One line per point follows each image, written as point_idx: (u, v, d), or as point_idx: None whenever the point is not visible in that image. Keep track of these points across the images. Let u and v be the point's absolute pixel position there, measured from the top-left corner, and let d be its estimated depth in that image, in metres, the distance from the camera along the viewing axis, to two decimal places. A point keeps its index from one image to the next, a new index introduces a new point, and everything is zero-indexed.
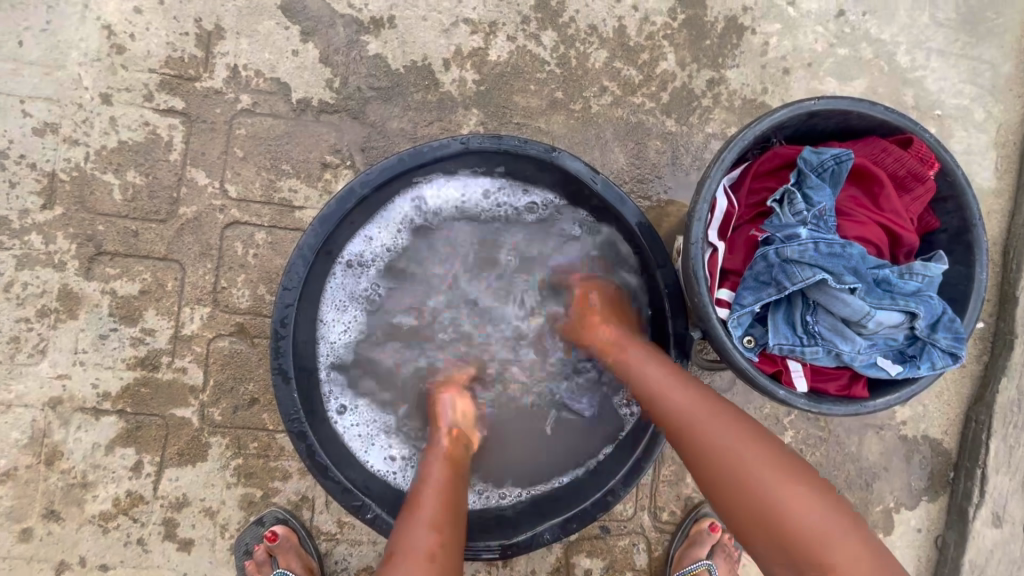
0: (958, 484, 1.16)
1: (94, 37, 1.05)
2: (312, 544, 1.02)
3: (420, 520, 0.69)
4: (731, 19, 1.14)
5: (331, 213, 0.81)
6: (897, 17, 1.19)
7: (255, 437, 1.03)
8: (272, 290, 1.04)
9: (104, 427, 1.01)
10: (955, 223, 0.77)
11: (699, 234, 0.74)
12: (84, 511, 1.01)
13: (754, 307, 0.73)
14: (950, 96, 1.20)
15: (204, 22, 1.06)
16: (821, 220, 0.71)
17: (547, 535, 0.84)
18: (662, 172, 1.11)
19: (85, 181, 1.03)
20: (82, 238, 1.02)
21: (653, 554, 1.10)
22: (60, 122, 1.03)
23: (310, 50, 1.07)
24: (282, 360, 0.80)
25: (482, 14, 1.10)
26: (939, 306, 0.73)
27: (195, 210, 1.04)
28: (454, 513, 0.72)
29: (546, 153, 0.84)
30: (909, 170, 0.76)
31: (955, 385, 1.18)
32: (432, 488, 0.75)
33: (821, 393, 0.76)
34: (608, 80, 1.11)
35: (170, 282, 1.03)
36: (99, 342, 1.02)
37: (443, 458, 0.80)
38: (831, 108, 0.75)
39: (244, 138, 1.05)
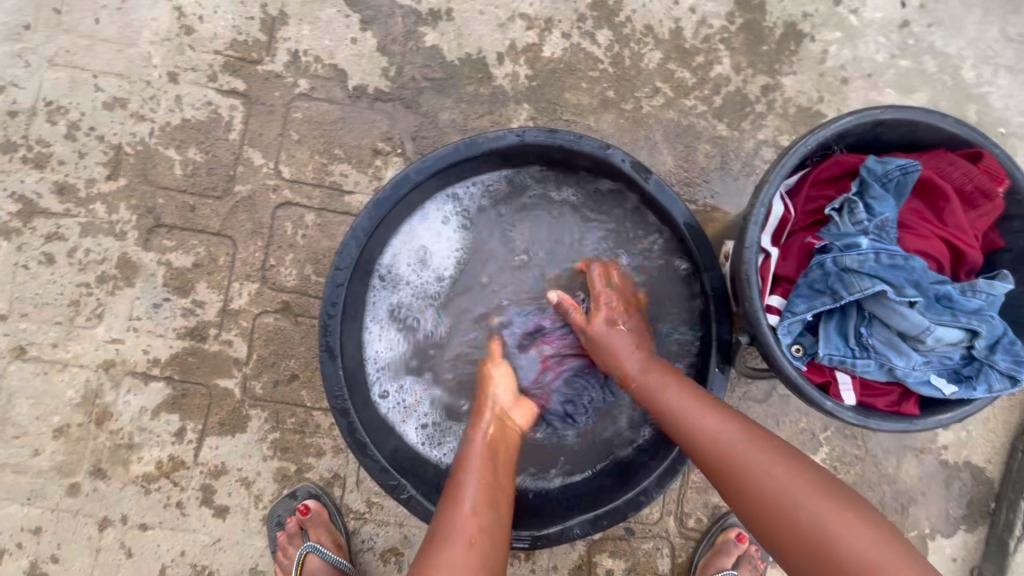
0: (999, 515, 1.12)
1: (165, 17, 1.09)
2: (341, 521, 1.04)
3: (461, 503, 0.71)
4: (791, 25, 1.13)
5: (385, 198, 0.83)
6: (963, 30, 1.16)
7: (293, 412, 1.06)
8: (318, 271, 1.07)
9: (152, 392, 1.05)
10: (1022, 242, 0.75)
11: (754, 238, 0.73)
12: (128, 472, 1.05)
13: (807, 315, 0.72)
14: (1016, 114, 1.16)
15: (270, 7, 1.09)
16: (884, 230, 0.70)
17: (577, 530, 0.84)
18: (710, 177, 1.10)
19: (148, 155, 1.07)
20: (143, 210, 1.06)
21: (676, 561, 1.10)
22: (129, 97, 1.08)
23: (369, 38, 1.09)
24: (330, 339, 0.82)
25: (539, 11, 1.11)
26: (1000, 327, 0.71)
27: (250, 189, 1.07)
28: (493, 495, 0.73)
29: (600, 150, 0.84)
30: (976, 185, 0.74)
31: (1002, 414, 1.14)
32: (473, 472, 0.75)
33: (869, 407, 0.74)
34: (660, 82, 1.11)
35: (222, 257, 1.07)
36: (152, 310, 1.06)
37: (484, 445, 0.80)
38: (899, 118, 0.74)
39: (301, 122, 1.08)
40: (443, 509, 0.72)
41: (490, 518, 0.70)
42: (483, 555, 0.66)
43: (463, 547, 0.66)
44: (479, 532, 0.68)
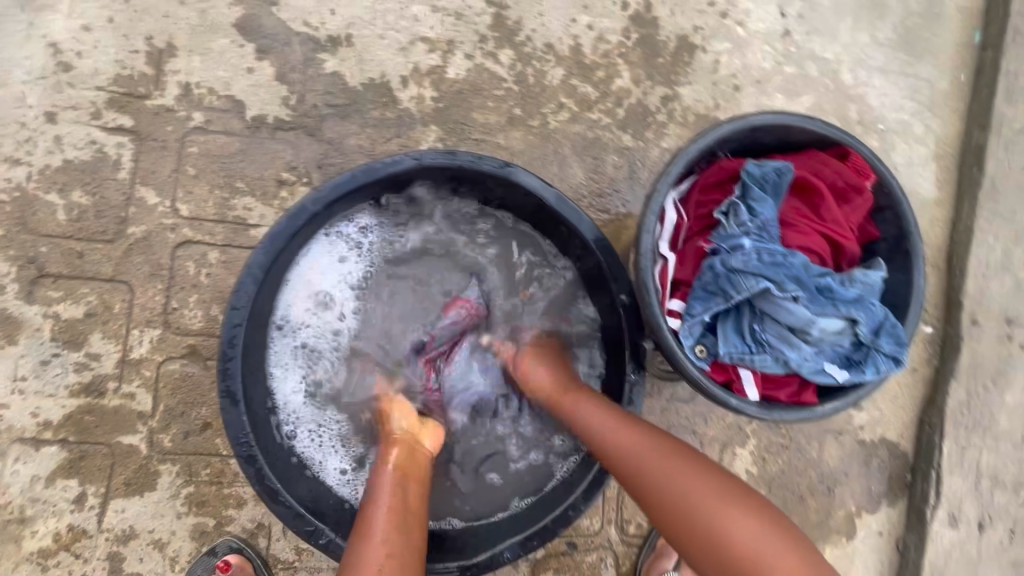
0: (915, 486, 1.19)
1: (39, 55, 1.02)
2: (267, 574, 0.98)
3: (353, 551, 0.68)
4: (683, 38, 1.18)
5: (280, 231, 0.80)
6: (838, 37, 1.25)
7: (207, 463, 0.99)
8: (226, 310, 1.01)
9: (44, 458, 0.96)
10: (894, 231, 0.80)
11: (648, 245, 0.76)
12: (21, 549, 0.95)
13: (704, 317, 0.74)
14: (891, 112, 1.26)
15: (156, 39, 1.04)
16: (765, 230, 0.73)
17: (507, 554, 0.82)
18: (620, 187, 1.13)
19: (27, 202, 0.99)
20: (24, 260, 0.98)
21: (620, 570, 1.10)
22: (2, 141, 1.00)
23: (266, 67, 1.06)
24: (231, 382, 0.78)
25: (439, 33, 1.11)
26: (881, 312, 0.75)
27: (145, 230, 1.01)
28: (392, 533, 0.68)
29: (500, 169, 0.84)
30: (847, 181, 0.78)
31: (908, 390, 1.22)
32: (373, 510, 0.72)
33: (773, 400, 0.77)
34: (564, 97, 1.13)
35: (117, 303, 1.00)
36: (41, 368, 0.97)
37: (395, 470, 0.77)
38: (771, 122, 0.77)
39: (197, 156, 1.04)
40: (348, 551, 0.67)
41: (399, 544, 0.67)
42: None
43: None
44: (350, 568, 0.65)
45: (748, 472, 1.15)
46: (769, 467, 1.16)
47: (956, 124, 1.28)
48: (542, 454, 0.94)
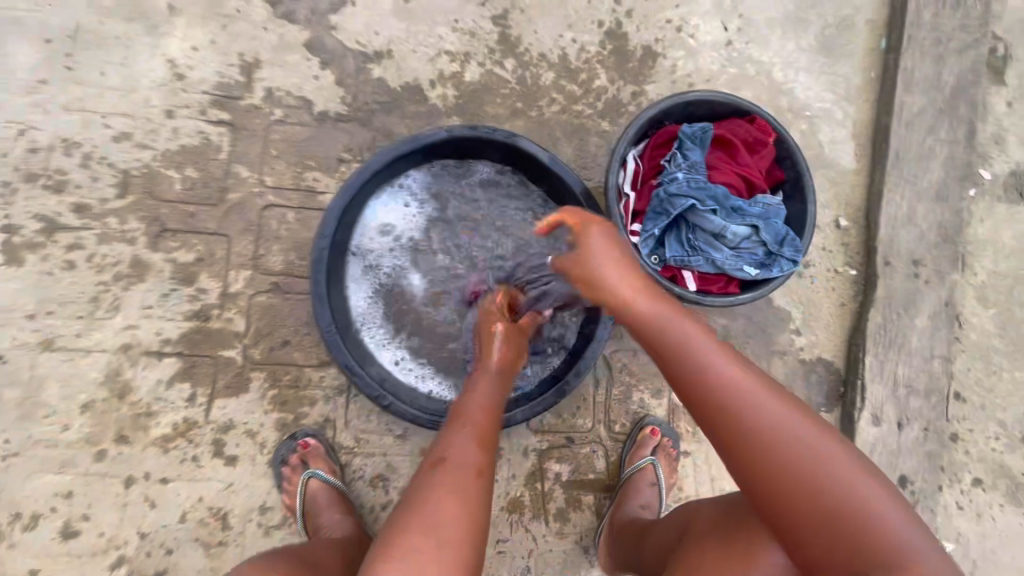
0: (847, 395, 1.47)
1: (161, 68, 1.36)
2: (334, 455, 1.27)
3: (451, 438, 0.86)
4: (647, 47, 1.53)
5: (353, 183, 1.13)
6: (770, 45, 1.59)
7: (287, 371, 1.29)
8: (301, 255, 1.33)
9: (165, 366, 1.27)
10: (792, 174, 1.12)
11: (614, 183, 1.07)
12: (148, 436, 1.24)
13: (655, 231, 1.05)
14: (815, 102, 1.60)
15: (247, 56, 1.39)
16: (694, 169, 1.05)
17: (519, 416, 1.12)
18: (600, 161, 1.46)
19: (152, 176, 1.32)
20: (151, 219, 1.30)
21: (609, 460, 1.38)
22: (135, 131, 1.33)
23: (329, 75, 1.40)
24: (319, 288, 1.10)
25: (459, 47, 1.46)
26: (782, 228, 1.06)
27: (240, 196, 1.34)
28: (484, 432, 0.89)
29: (508, 138, 1.17)
30: (755, 138, 1.10)
31: (838, 319, 1.51)
32: (475, 415, 0.93)
33: (708, 292, 1.07)
34: (556, 94, 1.47)
35: (220, 251, 1.31)
36: (163, 299, 1.28)
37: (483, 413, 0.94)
38: (700, 98, 1.09)
39: (278, 141, 1.37)
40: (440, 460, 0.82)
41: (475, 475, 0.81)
42: (466, 497, 0.77)
43: (446, 477, 0.79)
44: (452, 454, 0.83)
45: None
46: None
47: (868, 110, 1.61)
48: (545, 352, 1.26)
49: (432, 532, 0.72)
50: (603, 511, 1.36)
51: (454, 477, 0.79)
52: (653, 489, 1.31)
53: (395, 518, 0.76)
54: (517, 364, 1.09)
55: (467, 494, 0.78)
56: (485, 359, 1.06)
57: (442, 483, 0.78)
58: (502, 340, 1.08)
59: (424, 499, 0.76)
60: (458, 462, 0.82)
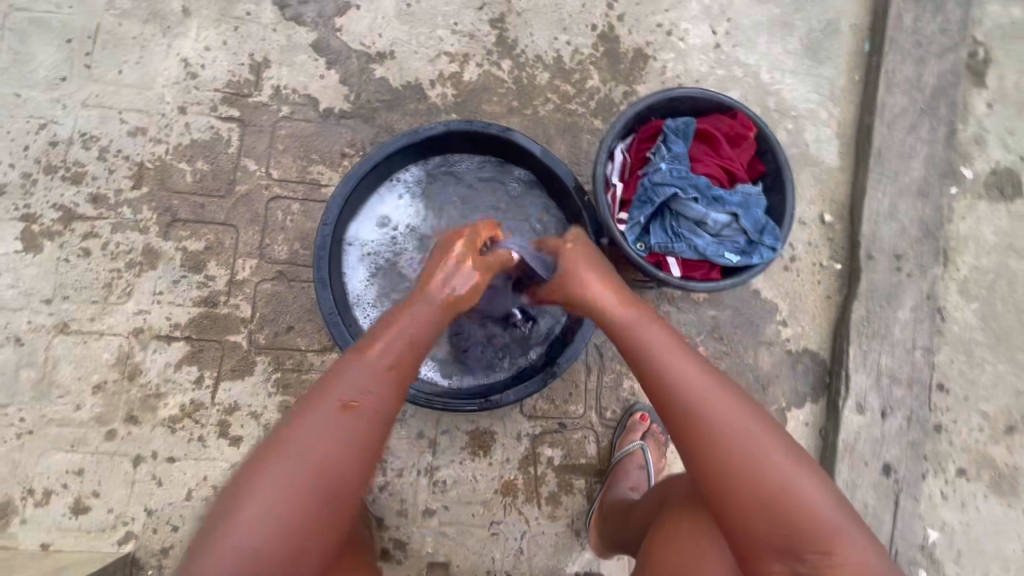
0: (832, 385, 1.52)
1: (175, 67, 1.43)
2: None
3: (360, 377, 0.83)
4: (638, 50, 1.59)
5: (355, 174, 1.19)
6: (757, 48, 1.66)
7: (291, 355, 1.35)
8: (305, 245, 1.39)
9: (174, 350, 1.32)
10: (773, 166, 1.17)
11: (601, 174, 1.12)
12: (156, 416, 1.30)
13: (640, 219, 1.10)
14: (801, 102, 1.66)
15: (256, 56, 1.46)
16: (677, 160, 1.10)
17: (510, 398, 1.16)
18: (592, 157, 1.52)
19: (165, 169, 1.39)
20: (163, 209, 1.37)
21: (600, 445, 1.42)
22: (149, 126, 1.40)
23: (333, 74, 1.47)
24: (322, 273, 1.15)
25: (458, 49, 1.53)
26: (761, 216, 1.11)
27: (247, 188, 1.40)
28: (402, 377, 0.86)
29: (502, 132, 1.23)
30: (736, 132, 1.16)
31: (823, 311, 1.56)
32: (389, 354, 0.86)
33: (692, 278, 1.12)
34: (550, 93, 1.54)
35: (228, 240, 1.37)
36: (173, 285, 1.34)
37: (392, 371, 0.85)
38: (684, 94, 1.15)
39: (285, 136, 1.43)
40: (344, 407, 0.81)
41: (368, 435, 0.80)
42: (360, 449, 0.80)
43: (343, 426, 0.80)
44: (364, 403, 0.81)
45: None
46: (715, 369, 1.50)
47: (852, 111, 1.67)
48: (532, 340, 1.29)
49: (318, 477, 0.77)
50: (594, 494, 1.40)
51: (357, 429, 0.80)
52: (642, 471, 1.35)
53: (271, 445, 0.79)
54: (462, 304, 0.97)
55: (369, 447, 0.80)
56: (426, 284, 0.94)
57: (341, 434, 0.79)
58: (461, 270, 0.96)
59: (315, 442, 0.78)
60: (367, 414, 0.81)
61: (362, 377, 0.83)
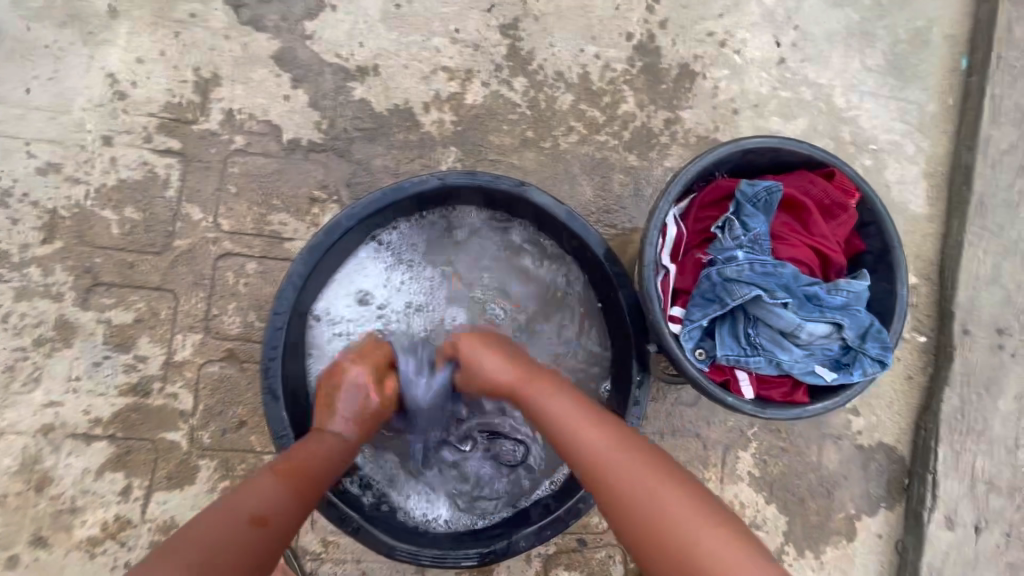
0: (913, 489, 1.24)
1: (98, 85, 1.13)
2: (297, 563, 1.06)
3: (269, 486, 0.70)
4: (684, 66, 1.27)
5: (319, 244, 0.89)
6: (831, 64, 1.33)
7: (242, 459, 1.07)
8: (262, 317, 1.10)
9: (94, 452, 1.05)
10: (878, 244, 0.88)
11: (651, 257, 0.82)
12: (71, 537, 1.03)
13: (703, 322, 0.81)
14: (883, 132, 1.34)
15: (202, 70, 1.15)
16: (757, 243, 0.81)
17: (522, 543, 0.89)
18: (626, 203, 1.21)
19: (84, 217, 1.09)
20: (80, 270, 1.08)
21: (629, 566, 1.15)
22: (63, 162, 1.10)
23: (301, 95, 1.16)
24: (272, 381, 0.87)
25: (458, 63, 1.21)
26: (866, 319, 0.82)
27: (189, 243, 1.11)
28: (312, 495, 0.74)
29: (516, 188, 0.93)
30: (832, 199, 0.86)
31: (904, 396, 1.27)
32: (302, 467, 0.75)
33: (768, 399, 0.84)
34: (574, 121, 1.23)
35: (164, 310, 1.09)
36: (93, 369, 1.06)
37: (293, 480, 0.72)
38: (761, 146, 0.85)
39: (238, 175, 1.13)
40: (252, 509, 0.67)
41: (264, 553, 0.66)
42: (254, 572, 0.64)
43: (245, 541, 0.64)
44: (275, 519, 0.68)
45: (750, 474, 1.21)
46: (771, 469, 1.22)
47: (946, 143, 1.35)
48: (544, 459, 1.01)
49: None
50: None
51: (261, 549, 0.65)
52: None
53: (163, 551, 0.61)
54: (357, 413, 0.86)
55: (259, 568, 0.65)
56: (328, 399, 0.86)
57: (239, 553, 0.63)
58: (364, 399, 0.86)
59: (203, 552, 0.61)
60: (276, 533, 0.67)
61: (271, 488, 0.70)
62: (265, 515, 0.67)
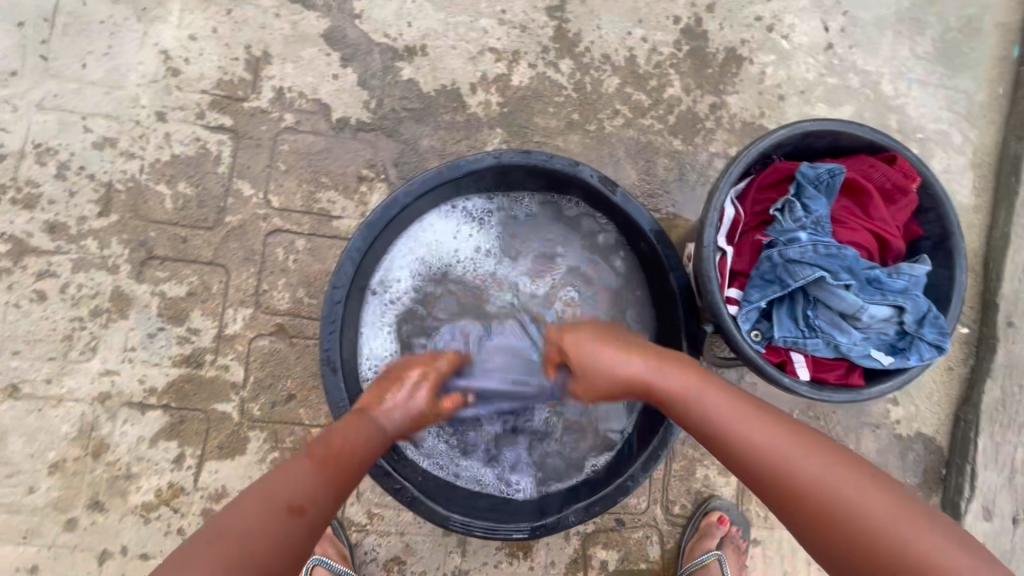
0: (950, 480, 1.24)
1: (152, 61, 1.14)
2: (344, 534, 1.08)
3: (304, 475, 0.68)
4: (731, 51, 1.26)
5: (376, 220, 0.90)
6: (879, 50, 1.31)
7: (291, 431, 1.09)
8: (311, 293, 1.12)
9: (149, 421, 1.08)
10: (937, 230, 0.87)
11: (710, 238, 0.84)
12: (127, 502, 1.06)
13: (761, 303, 0.83)
14: (930, 121, 1.32)
15: (253, 48, 1.16)
16: (819, 225, 0.82)
17: (572, 518, 0.90)
18: (670, 188, 1.21)
19: (139, 191, 1.11)
20: (135, 244, 1.10)
21: (665, 547, 1.17)
22: (118, 137, 1.12)
23: (350, 74, 1.17)
24: (331, 354, 0.89)
25: (505, 44, 1.21)
26: (925, 303, 0.82)
27: (240, 219, 1.12)
28: (348, 482, 0.71)
29: (570, 168, 0.93)
30: (894, 183, 0.86)
31: (944, 387, 1.26)
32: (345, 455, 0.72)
33: (823, 382, 0.85)
34: (620, 104, 1.22)
35: (216, 284, 1.11)
36: (148, 340, 1.09)
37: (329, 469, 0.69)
38: (824, 129, 0.85)
39: (288, 153, 1.14)
40: (288, 497, 0.66)
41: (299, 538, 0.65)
42: (289, 562, 0.63)
43: (280, 531, 0.63)
44: (310, 507, 0.66)
45: None
46: None
47: (994, 133, 1.33)
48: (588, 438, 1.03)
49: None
50: None
51: (294, 538, 0.64)
52: None
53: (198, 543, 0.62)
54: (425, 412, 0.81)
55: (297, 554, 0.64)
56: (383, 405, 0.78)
57: (274, 540, 0.62)
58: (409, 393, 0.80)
59: (236, 540, 0.61)
60: (309, 524, 0.66)
61: (307, 475, 0.68)
62: (299, 503, 0.66)
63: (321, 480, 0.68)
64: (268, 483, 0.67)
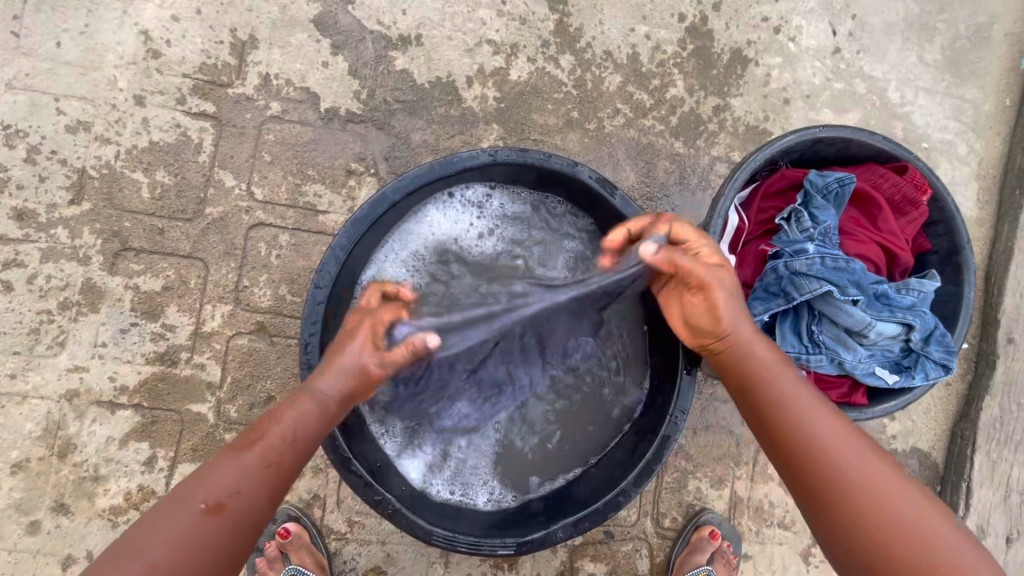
0: (944, 497, 1.22)
1: (131, 41, 1.08)
2: (322, 542, 1.04)
3: (224, 470, 0.65)
4: (736, 51, 1.22)
5: (363, 218, 0.86)
6: (887, 56, 1.28)
7: None
8: (294, 291, 1.07)
9: (119, 421, 1.02)
10: (945, 245, 0.84)
11: (714, 246, 0.80)
12: (94, 505, 1.01)
13: (764, 316, 0.79)
14: (936, 131, 1.29)
15: (239, 31, 1.10)
16: (827, 236, 0.78)
17: (560, 533, 0.87)
18: (670, 191, 1.18)
19: (114, 179, 1.06)
20: (109, 234, 1.05)
21: (654, 560, 1.14)
22: (93, 121, 1.06)
23: (340, 62, 1.12)
24: (310, 356, 0.84)
25: (504, 37, 1.16)
26: (932, 321, 0.79)
27: (221, 211, 1.07)
28: (280, 469, 0.67)
29: (568, 168, 0.89)
30: (904, 195, 0.83)
31: (941, 403, 1.24)
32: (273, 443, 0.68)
33: (824, 400, 0.82)
34: (621, 103, 1.18)
35: (193, 279, 1.05)
36: (119, 336, 1.03)
37: (255, 463, 0.66)
38: (834, 136, 0.82)
39: (273, 143, 1.09)
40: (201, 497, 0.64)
41: (224, 537, 0.63)
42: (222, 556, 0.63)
43: (198, 538, 0.62)
44: (231, 505, 0.64)
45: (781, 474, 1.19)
46: None
47: (1000, 146, 1.30)
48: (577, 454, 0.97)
49: None
50: None
51: (219, 541, 0.63)
52: None
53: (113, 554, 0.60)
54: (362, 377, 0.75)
55: (230, 553, 0.64)
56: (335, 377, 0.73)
57: (194, 551, 0.61)
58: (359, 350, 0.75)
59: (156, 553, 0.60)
60: (233, 518, 0.64)
61: (225, 470, 0.65)
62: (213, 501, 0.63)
63: (249, 467, 0.65)
64: (182, 489, 0.65)
